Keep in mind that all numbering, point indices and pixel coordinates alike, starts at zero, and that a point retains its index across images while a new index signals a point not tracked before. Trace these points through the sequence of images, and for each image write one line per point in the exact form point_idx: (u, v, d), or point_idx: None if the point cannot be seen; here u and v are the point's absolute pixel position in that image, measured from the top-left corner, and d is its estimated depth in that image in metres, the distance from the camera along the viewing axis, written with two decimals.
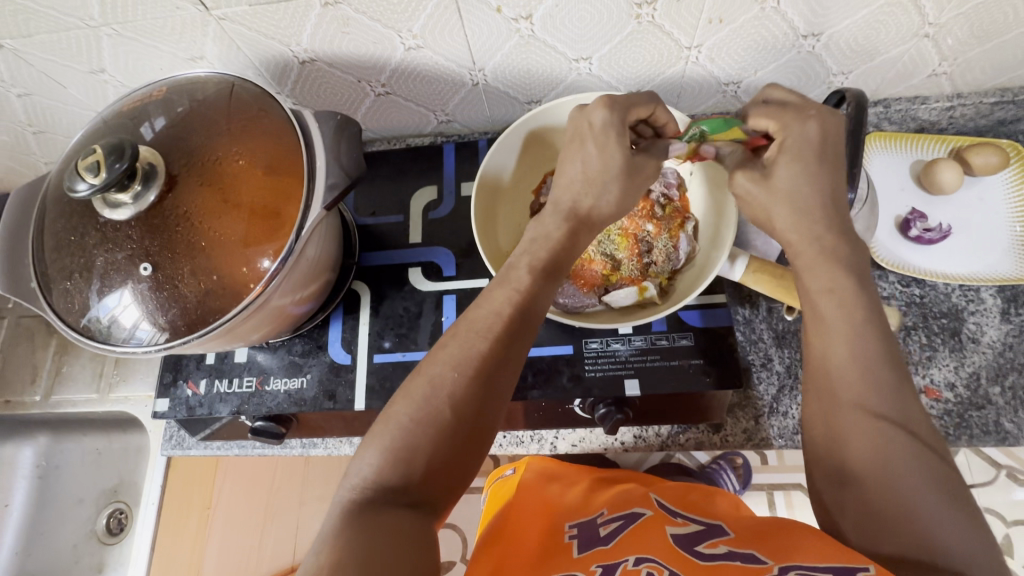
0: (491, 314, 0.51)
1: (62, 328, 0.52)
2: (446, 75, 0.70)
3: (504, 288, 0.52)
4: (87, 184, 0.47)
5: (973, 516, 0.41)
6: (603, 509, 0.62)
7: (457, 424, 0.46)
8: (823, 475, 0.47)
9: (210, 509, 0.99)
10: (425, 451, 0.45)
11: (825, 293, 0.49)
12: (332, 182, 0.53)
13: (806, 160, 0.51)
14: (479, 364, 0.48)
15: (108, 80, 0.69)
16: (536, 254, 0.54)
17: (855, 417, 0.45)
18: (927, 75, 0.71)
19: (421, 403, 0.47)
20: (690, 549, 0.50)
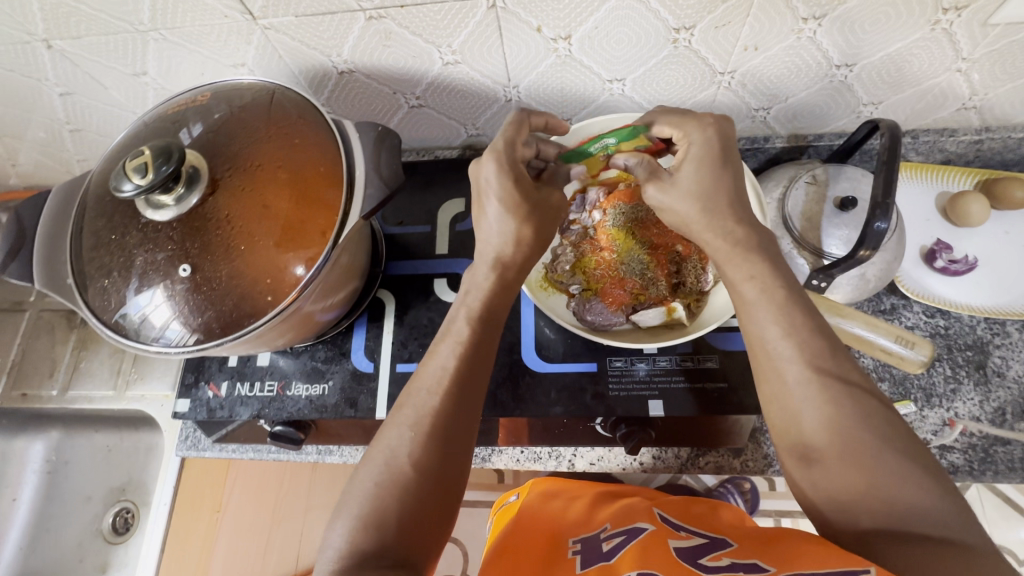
0: (437, 368, 0.52)
1: (97, 325, 0.53)
2: (479, 90, 0.71)
3: (448, 341, 0.54)
4: (133, 184, 0.47)
5: (939, 478, 0.41)
6: (607, 524, 0.61)
7: (420, 479, 0.46)
8: (789, 454, 0.46)
9: (219, 511, 0.97)
10: (393, 510, 0.45)
11: (746, 282, 0.51)
12: (371, 192, 0.54)
13: (712, 164, 0.53)
14: (432, 422, 0.48)
15: (149, 83, 0.70)
16: (470, 304, 0.55)
17: (809, 386, 0.46)
18: (956, 108, 0.72)
19: (381, 468, 0.47)
20: (693, 562, 0.50)
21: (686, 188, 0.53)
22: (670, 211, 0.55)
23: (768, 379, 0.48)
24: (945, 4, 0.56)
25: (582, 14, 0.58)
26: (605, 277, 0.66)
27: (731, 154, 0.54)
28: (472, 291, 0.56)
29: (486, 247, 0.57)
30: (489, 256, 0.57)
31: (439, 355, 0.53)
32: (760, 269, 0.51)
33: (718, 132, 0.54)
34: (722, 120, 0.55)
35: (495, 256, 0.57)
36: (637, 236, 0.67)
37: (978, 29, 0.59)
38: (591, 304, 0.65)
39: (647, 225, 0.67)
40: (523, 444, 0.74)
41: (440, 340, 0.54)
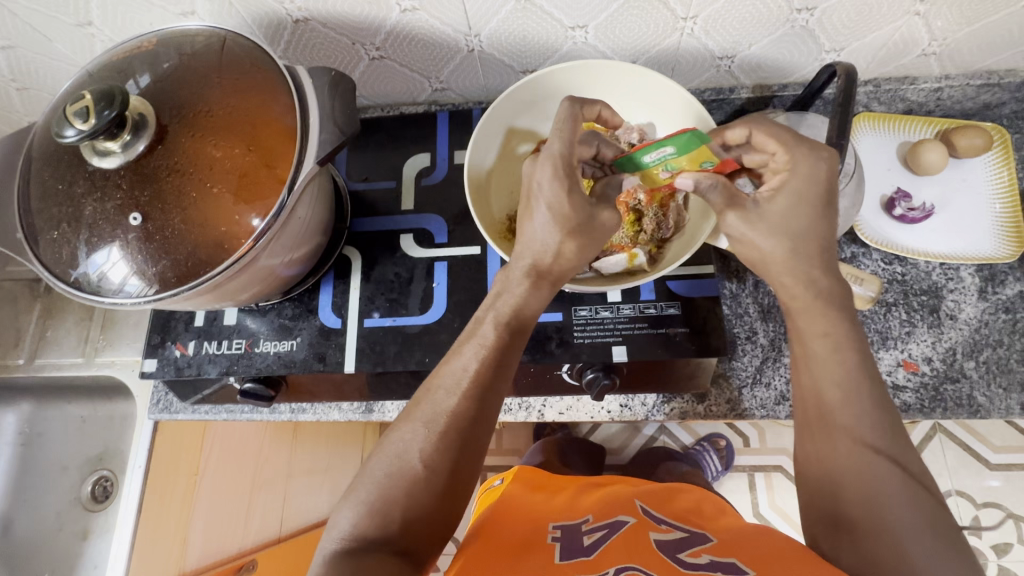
0: (459, 369, 0.52)
1: (50, 279, 0.52)
2: (441, 39, 0.69)
3: (472, 343, 0.53)
4: (75, 130, 0.46)
5: (947, 532, 0.44)
6: (589, 516, 0.63)
7: (431, 475, 0.48)
8: (821, 520, 0.49)
9: (198, 474, 0.96)
10: (401, 500, 0.47)
11: (819, 339, 0.52)
12: (326, 138, 0.53)
13: (809, 202, 0.52)
14: (447, 424, 0.50)
15: (94, 34, 0.68)
16: (499, 309, 0.55)
17: (850, 448, 0.49)
18: (917, 55, 0.72)
19: (393, 462, 0.49)
20: (673, 556, 0.52)
21: (770, 221, 0.52)
22: (749, 243, 0.54)
23: (815, 440, 0.51)
24: None
25: None
26: None
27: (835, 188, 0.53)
28: (504, 295, 0.55)
29: (526, 250, 0.56)
30: (527, 260, 0.55)
31: (462, 355, 0.53)
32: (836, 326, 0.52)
33: (828, 166, 0.52)
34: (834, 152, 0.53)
35: (533, 263, 0.55)
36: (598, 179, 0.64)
37: None
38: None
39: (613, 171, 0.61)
40: None
41: (465, 340, 0.54)
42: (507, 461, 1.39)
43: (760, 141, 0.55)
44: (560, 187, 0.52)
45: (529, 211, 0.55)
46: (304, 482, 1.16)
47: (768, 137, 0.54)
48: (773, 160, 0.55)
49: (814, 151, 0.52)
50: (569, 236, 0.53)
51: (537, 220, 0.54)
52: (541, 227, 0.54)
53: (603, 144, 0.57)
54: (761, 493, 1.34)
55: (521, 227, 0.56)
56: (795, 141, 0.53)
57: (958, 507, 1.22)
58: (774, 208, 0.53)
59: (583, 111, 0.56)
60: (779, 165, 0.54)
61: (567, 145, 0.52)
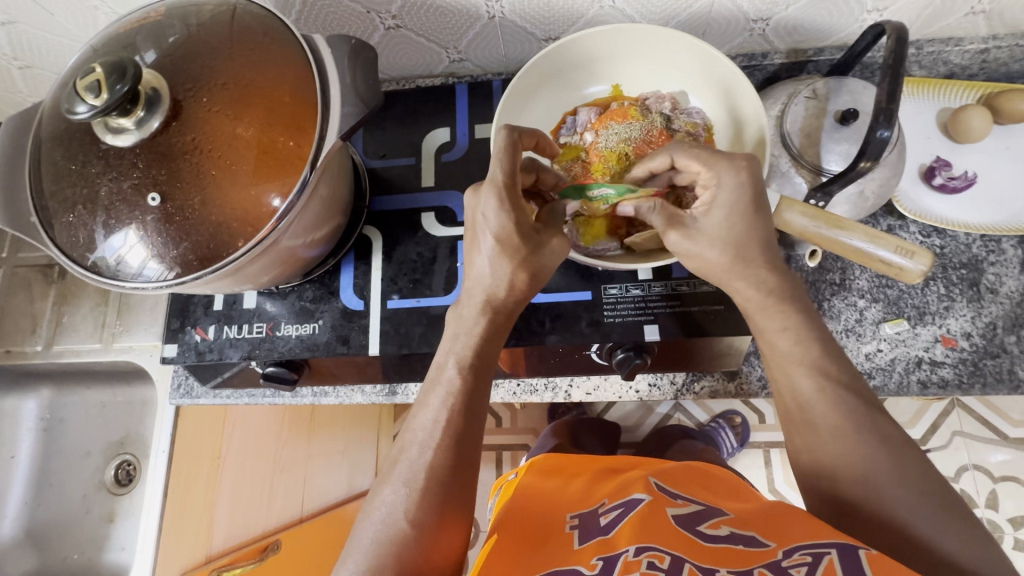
0: (428, 421, 0.51)
1: (68, 264, 0.50)
2: (461, 6, 0.66)
3: (438, 392, 0.52)
4: (88, 106, 0.44)
5: (954, 507, 0.43)
6: (604, 499, 0.60)
7: (416, 534, 0.46)
8: (828, 509, 0.48)
9: (221, 459, 0.95)
10: (391, 565, 0.45)
11: (779, 334, 0.51)
12: (348, 111, 0.50)
13: (745, 211, 0.51)
14: (427, 478, 0.48)
15: (99, 6, 0.65)
16: (458, 354, 0.53)
17: (837, 429, 0.47)
18: (964, 14, 0.68)
19: (380, 524, 0.47)
20: (692, 530, 0.51)
21: (715, 233, 0.52)
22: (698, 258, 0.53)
23: (801, 430, 0.50)
24: None
25: None
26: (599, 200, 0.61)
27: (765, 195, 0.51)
28: (461, 337, 0.54)
29: (475, 287, 0.55)
30: (481, 296, 0.54)
31: (430, 407, 0.51)
32: (795, 321, 0.51)
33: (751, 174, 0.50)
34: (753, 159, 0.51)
35: (485, 297, 0.54)
36: (631, 155, 0.61)
37: None
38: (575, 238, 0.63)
39: (642, 144, 0.62)
40: (519, 377, 0.73)
41: (430, 389, 0.53)
42: (522, 439, 1.39)
43: (684, 163, 0.53)
44: (505, 213, 0.52)
45: (476, 243, 0.54)
46: (325, 463, 1.16)
47: (691, 158, 0.52)
48: (701, 177, 0.53)
49: (729, 166, 0.51)
50: (519, 264, 0.53)
51: (483, 252, 0.53)
52: (484, 259, 0.53)
53: (541, 171, 0.59)
54: (777, 468, 1.34)
55: (470, 261, 0.56)
56: (714, 154, 0.51)
57: (974, 482, 1.22)
58: (713, 220, 0.52)
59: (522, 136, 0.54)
60: (707, 181, 0.53)
61: (508, 172, 0.51)
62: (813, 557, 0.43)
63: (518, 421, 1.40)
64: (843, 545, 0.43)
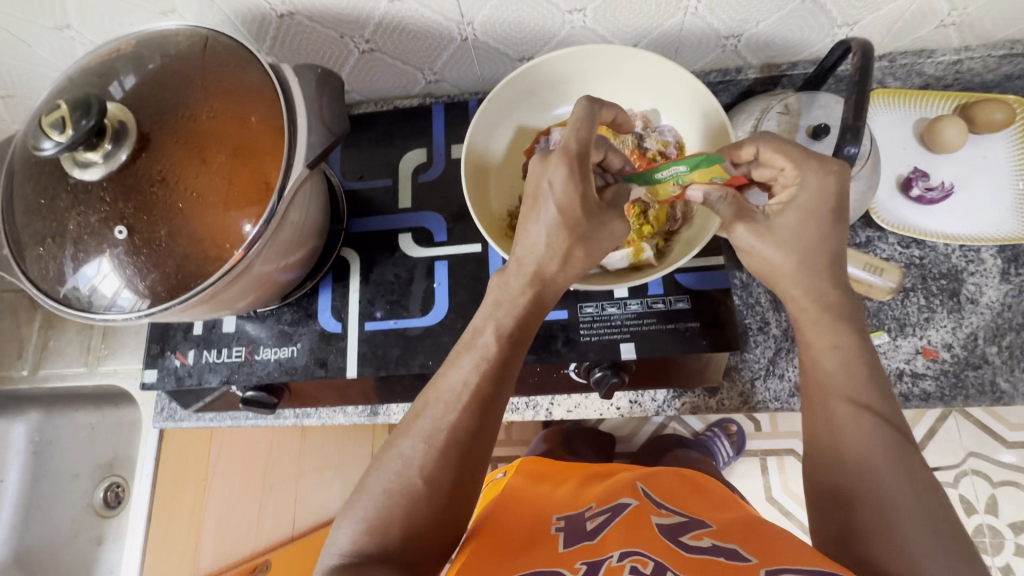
0: (456, 383, 0.50)
1: (39, 296, 0.50)
2: (434, 29, 0.66)
3: (471, 354, 0.51)
4: (53, 142, 0.44)
5: (947, 521, 0.43)
6: (592, 503, 0.61)
7: (432, 490, 0.47)
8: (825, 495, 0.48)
9: (206, 480, 0.95)
10: (400, 520, 0.46)
11: (829, 350, 0.51)
12: (314, 140, 0.51)
13: (819, 218, 0.50)
14: (446, 440, 0.48)
15: (75, 37, 0.66)
16: (499, 320, 0.52)
17: (850, 412, 0.48)
18: (934, 26, 0.68)
19: (393, 475, 0.47)
20: (676, 541, 0.51)
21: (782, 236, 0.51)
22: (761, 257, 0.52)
23: (815, 411, 0.50)
24: None
25: None
26: None
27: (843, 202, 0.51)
28: (503, 304, 0.52)
29: (524, 258, 0.53)
30: (529, 267, 0.52)
31: (460, 367, 0.51)
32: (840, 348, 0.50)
33: (838, 181, 0.50)
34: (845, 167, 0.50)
35: (536, 268, 0.52)
36: None
37: None
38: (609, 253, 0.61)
39: None
40: None
41: (462, 352, 0.52)
42: (516, 452, 1.39)
43: (767, 157, 0.53)
44: (573, 186, 0.50)
45: (534, 212, 0.52)
46: (316, 479, 1.13)
47: (776, 152, 0.51)
48: (783, 175, 0.53)
49: (819, 168, 0.50)
50: (575, 241, 0.51)
51: (541, 219, 0.51)
52: (544, 225, 0.51)
53: (610, 150, 0.56)
54: (774, 476, 1.32)
55: (521, 229, 0.53)
56: (804, 154, 0.51)
57: (973, 487, 1.21)
58: (784, 222, 0.51)
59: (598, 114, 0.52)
60: (789, 180, 0.52)
61: (584, 142, 0.50)
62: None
63: (512, 433, 1.39)
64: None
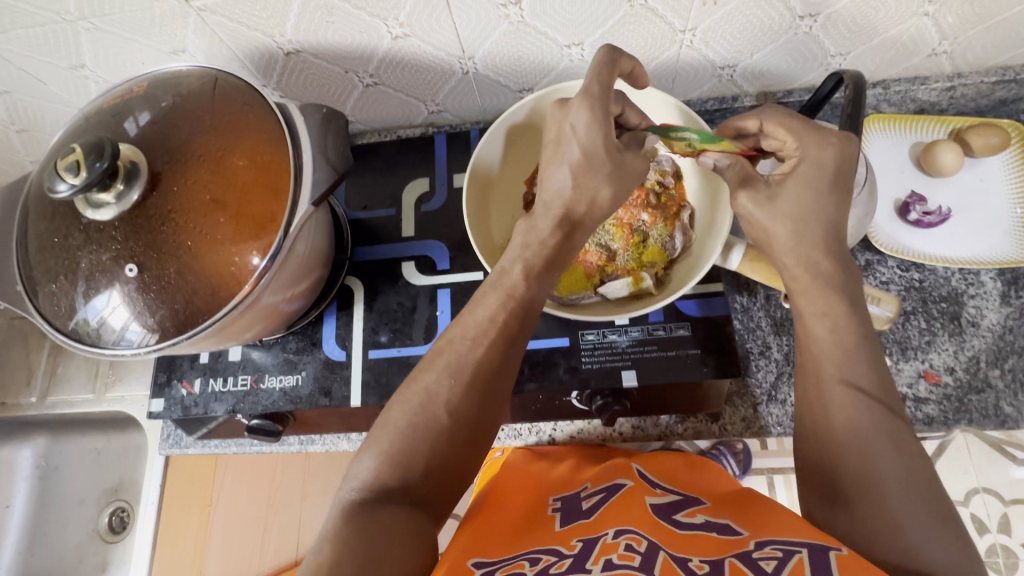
0: (484, 318, 0.52)
1: (50, 332, 0.52)
2: (435, 63, 0.68)
3: (498, 292, 0.52)
4: (67, 185, 0.45)
5: (938, 497, 0.44)
6: (587, 483, 0.63)
7: (455, 427, 0.48)
8: (816, 470, 0.48)
9: (210, 505, 0.98)
10: (424, 453, 0.47)
11: (818, 318, 0.51)
12: (320, 178, 0.52)
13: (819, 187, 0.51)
14: (475, 372, 0.50)
15: (90, 76, 0.68)
16: (528, 259, 0.53)
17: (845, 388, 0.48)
18: (926, 55, 0.70)
19: (417, 410, 0.48)
20: (667, 518, 0.53)
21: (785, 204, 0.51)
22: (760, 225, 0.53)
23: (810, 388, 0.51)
24: None
25: None
26: None
27: (845, 174, 0.52)
28: (531, 245, 0.53)
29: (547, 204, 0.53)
30: (556, 209, 0.53)
31: (485, 305, 0.52)
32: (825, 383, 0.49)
33: (839, 153, 0.51)
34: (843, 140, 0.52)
35: (565, 210, 0.53)
36: None
37: None
38: (609, 284, 0.62)
39: None
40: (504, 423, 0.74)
41: (488, 289, 0.53)
42: None
43: (772, 130, 0.54)
44: (598, 126, 0.50)
45: (556, 155, 0.52)
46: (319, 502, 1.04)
47: (778, 125, 0.53)
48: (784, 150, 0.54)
49: (820, 141, 0.51)
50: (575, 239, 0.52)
51: (564, 163, 0.52)
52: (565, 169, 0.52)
53: (629, 105, 0.56)
54: (781, 495, 1.31)
55: (541, 173, 0.53)
56: (805, 127, 0.52)
57: (985, 505, 1.19)
58: (786, 193, 0.52)
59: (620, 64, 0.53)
60: (789, 152, 0.53)
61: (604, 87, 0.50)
62: (783, 552, 0.43)
63: None
64: (816, 546, 0.42)
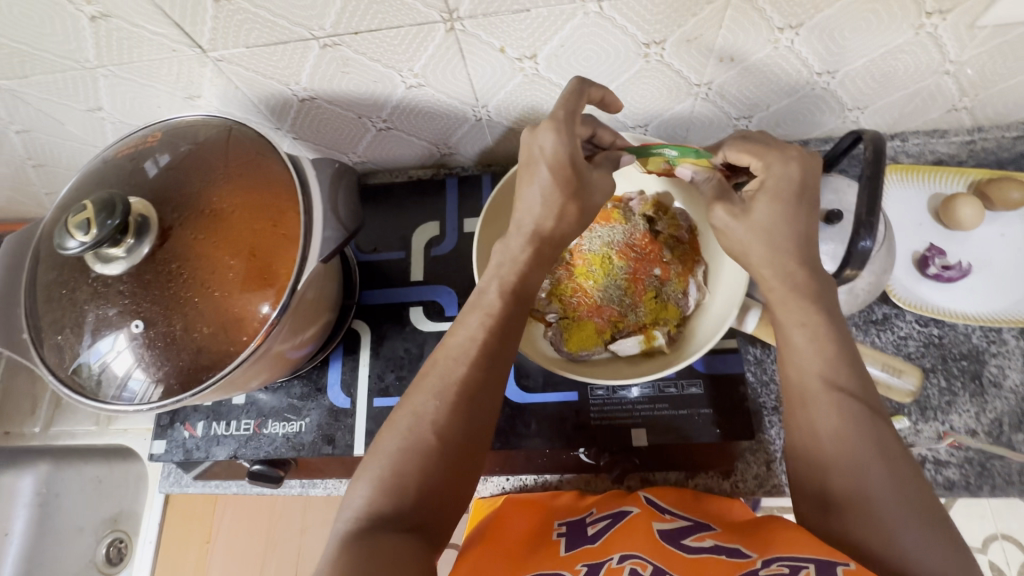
0: (467, 339, 0.51)
1: (53, 382, 0.51)
2: (449, 111, 0.68)
3: (476, 312, 0.52)
4: (78, 242, 0.45)
5: (924, 497, 0.44)
6: (593, 508, 0.62)
7: (443, 447, 0.46)
8: (807, 482, 0.48)
9: (209, 542, 0.96)
10: (415, 477, 0.45)
11: (797, 328, 0.51)
12: (330, 234, 0.52)
13: (785, 201, 0.52)
14: (457, 390, 0.49)
15: (106, 118, 0.68)
16: (504, 278, 0.54)
17: (830, 398, 0.48)
18: (946, 109, 0.68)
19: (405, 433, 0.47)
20: (676, 543, 0.51)
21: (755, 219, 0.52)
22: (730, 236, 0.54)
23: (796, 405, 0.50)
24: (928, 8, 0.53)
25: (545, 34, 0.55)
26: (582, 305, 0.61)
27: (808, 191, 0.53)
28: (506, 263, 0.54)
29: (525, 219, 0.54)
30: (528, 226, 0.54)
31: (466, 326, 0.52)
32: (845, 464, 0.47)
33: (801, 167, 0.53)
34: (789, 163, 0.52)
35: (534, 228, 0.54)
36: (615, 259, 0.62)
37: (965, 32, 0.55)
38: (619, 342, 0.60)
39: (625, 249, 0.62)
40: (507, 472, 0.71)
41: (470, 311, 0.54)
42: None
43: (733, 157, 0.55)
44: (564, 146, 0.51)
45: (529, 175, 0.53)
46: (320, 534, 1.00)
47: (740, 153, 0.54)
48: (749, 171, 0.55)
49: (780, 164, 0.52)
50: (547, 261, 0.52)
51: (540, 180, 0.52)
52: (537, 188, 0.53)
53: (599, 125, 0.59)
54: None
55: (517, 191, 0.55)
56: (765, 150, 0.53)
57: (1005, 552, 1.09)
58: (757, 211, 0.53)
59: (591, 91, 0.55)
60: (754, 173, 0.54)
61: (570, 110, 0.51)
62: (790, 568, 0.42)
63: None
64: (824, 561, 0.41)
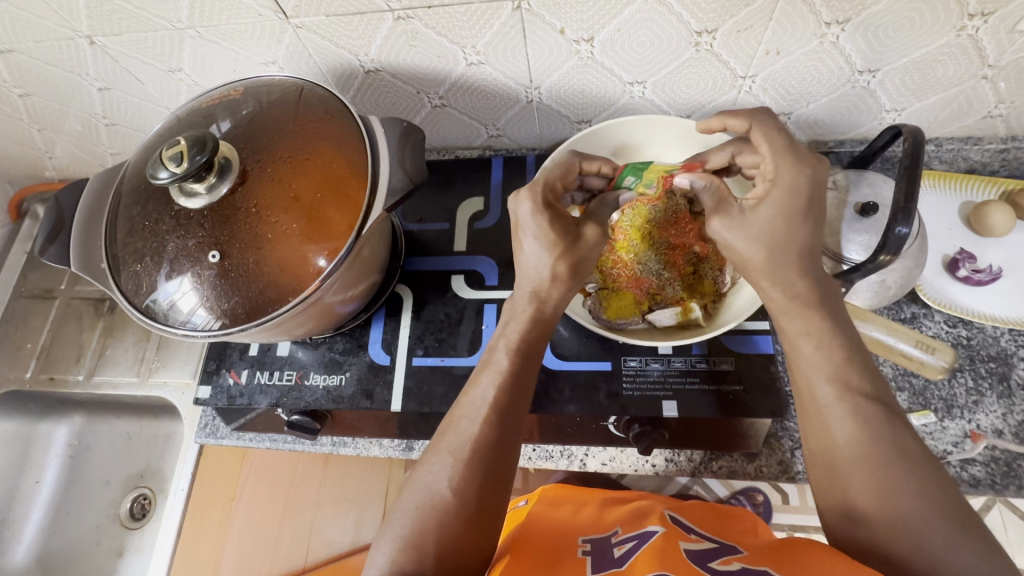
0: (478, 398, 0.53)
1: (127, 307, 0.55)
2: (503, 91, 0.72)
3: (488, 372, 0.54)
4: (168, 172, 0.49)
5: (950, 498, 0.44)
6: (617, 528, 0.63)
7: (460, 505, 0.48)
8: (827, 492, 0.49)
9: (233, 500, 0.98)
10: (434, 533, 0.47)
11: (809, 327, 0.52)
12: (395, 187, 0.55)
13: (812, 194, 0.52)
14: (472, 450, 0.50)
15: (183, 79, 0.73)
16: (510, 337, 0.56)
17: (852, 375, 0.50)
18: (981, 116, 0.71)
19: (423, 493, 0.49)
20: (704, 565, 0.51)
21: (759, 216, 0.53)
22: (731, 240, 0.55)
23: (809, 417, 0.51)
24: (971, 10, 0.56)
25: (605, 17, 0.59)
26: (621, 277, 0.65)
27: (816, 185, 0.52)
28: (511, 323, 0.57)
29: (524, 280, 0.57)
30: (527, 290, 0.57)
31: (479, 386, 0.54)
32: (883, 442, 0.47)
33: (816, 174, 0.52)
34: (819, 165, 0.52)
35: (532, 291, 0.57)
36: (656, 236, 0.65)
37: (1005, 36, 0.58)
38: (655, 314, 0.65)
39: (667, 227, 0.65)
40: (535, 442, 0.74)
41: (482, 370, 0.56)
42: None
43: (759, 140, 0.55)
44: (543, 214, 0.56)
45: (519, 244, 0.57)
46: (330, 511, 1.10)
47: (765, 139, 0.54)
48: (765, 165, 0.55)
49: (803, 169, 0.52)
50: (559, 256, 0.56)
51: (527, 251, 0.57)
52: (528, 254, 0.57)
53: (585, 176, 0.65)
54: None
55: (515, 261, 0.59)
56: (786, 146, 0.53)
57: None
58: (759, 217, 0.52)
59: (585, 163, 0.62)
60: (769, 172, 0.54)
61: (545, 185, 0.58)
62: None
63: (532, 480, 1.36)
64: None
